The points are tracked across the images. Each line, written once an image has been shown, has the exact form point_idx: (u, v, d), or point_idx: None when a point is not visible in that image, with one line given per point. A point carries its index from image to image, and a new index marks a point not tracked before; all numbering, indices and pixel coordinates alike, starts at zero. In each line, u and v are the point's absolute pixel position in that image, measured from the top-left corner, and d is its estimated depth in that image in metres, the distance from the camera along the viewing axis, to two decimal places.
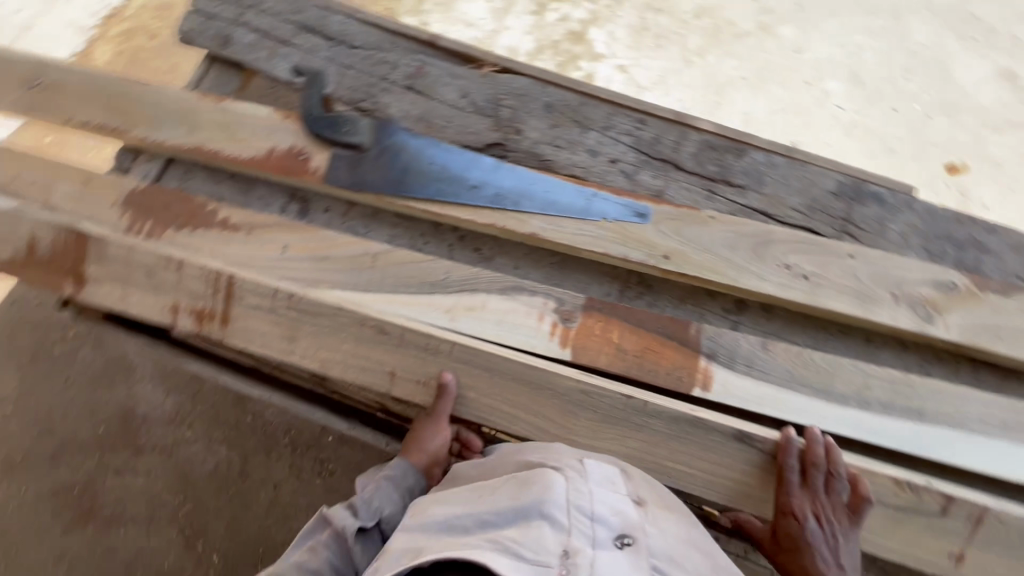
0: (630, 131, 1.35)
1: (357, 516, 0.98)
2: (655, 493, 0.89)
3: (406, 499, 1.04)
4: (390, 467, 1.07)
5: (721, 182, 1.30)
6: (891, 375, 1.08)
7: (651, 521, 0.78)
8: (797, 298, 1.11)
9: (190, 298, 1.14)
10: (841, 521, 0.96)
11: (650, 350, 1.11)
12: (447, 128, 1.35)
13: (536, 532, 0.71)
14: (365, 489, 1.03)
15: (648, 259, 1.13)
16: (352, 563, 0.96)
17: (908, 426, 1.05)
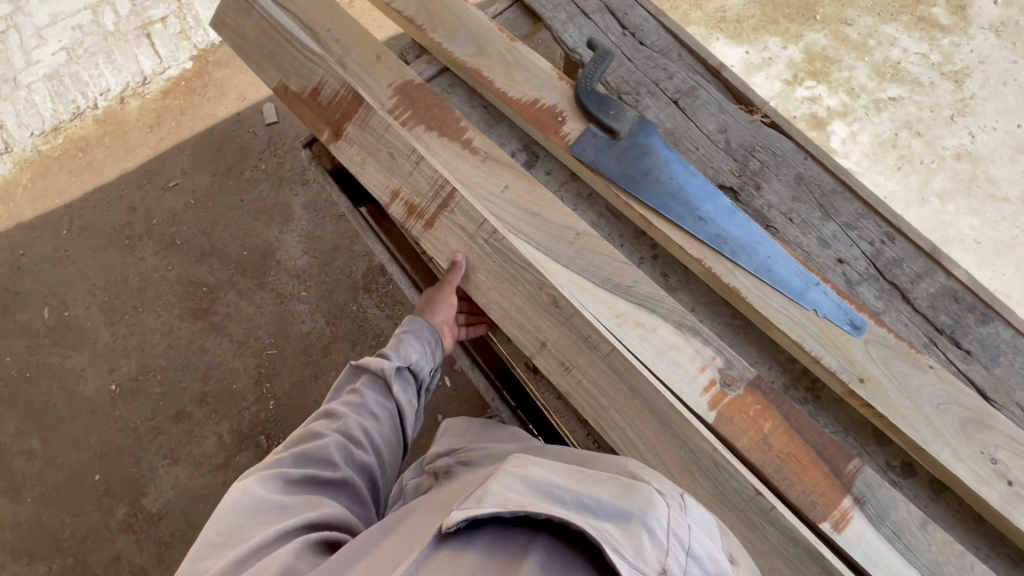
0: (872, 240, 1.25)
1: (389, 358, 1.16)
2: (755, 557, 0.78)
3: (425, 347, 1.23)
4: (408, 323, 1.25)
5: (946, 337, 1.17)
6: None
7: None
8: (989, 500, 0.97)
9: (410, 190, 1.21)
10: None
11: (796, 459, 1.03)
12: (692, 154, 1.33)
13: (637, 540, 0.62)
14: (395, 342, 1.22)
15: (842, 373, 1.04)
16: (390, 395, 1.14)
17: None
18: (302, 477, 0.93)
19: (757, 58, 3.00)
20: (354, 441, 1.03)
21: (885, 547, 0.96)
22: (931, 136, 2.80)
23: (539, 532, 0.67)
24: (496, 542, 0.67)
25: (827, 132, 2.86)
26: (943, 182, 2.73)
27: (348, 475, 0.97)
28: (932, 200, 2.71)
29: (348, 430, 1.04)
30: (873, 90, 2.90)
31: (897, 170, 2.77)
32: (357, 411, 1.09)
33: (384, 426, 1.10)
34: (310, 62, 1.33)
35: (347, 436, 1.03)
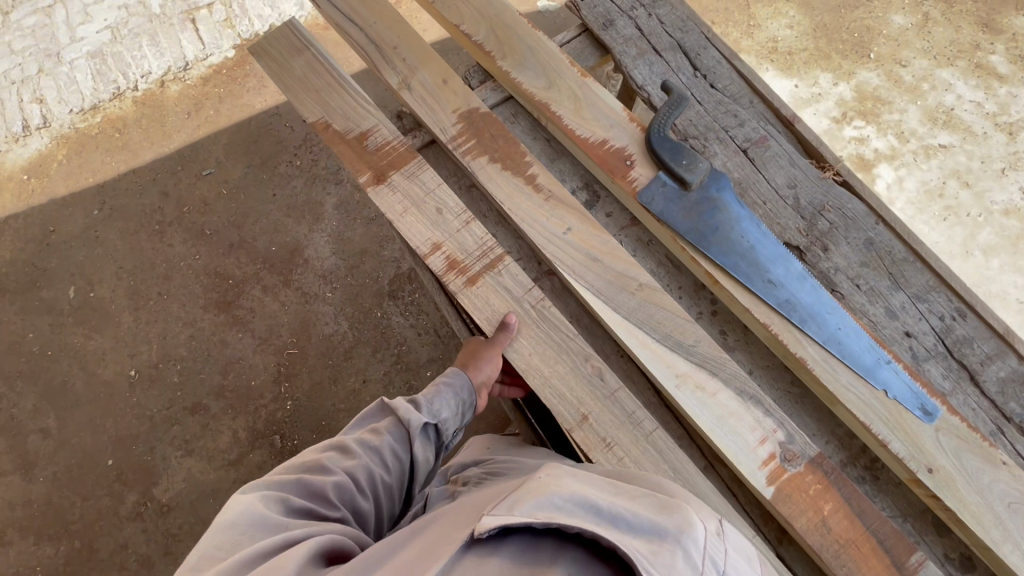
0: (943, 315, 1.21)
1: (419, 411, 1.06)
2: None
3: (459, 407, 1.12)
4: (450, 375, 1.15)
5: (1017, 426, 1.12)
6: None
7: None
8: None
9: (456, 246, 1.24)
10: None
11: (858, 545, 0.99)
12: (759, 207, 1.29)
13: (674, 557, 0.61)
14: (429, 392, 1.11)
15: (910, 460, 1.00)
16: (409, 448, 1.03)
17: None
18: (301, 508, 0.86)
19: (806, 92, 2.94)
20: (359, 488, 0.94)
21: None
22: (981, 187, 2.73)
23: (567, 543, 0.64)
24: (523, 552, 0.64)
25: (872, 175, 2.80)
26: (989, 236, 2.66)
27: (346, 518, 0.90)
28: (976, 254, 2.64)
29: (355, 475, 0.95)
30: (924, 135, 2.83)
31: (942, 220, 2.70)
32: (369, 457, 0.99)
33: (393, 478, 1.00)
34: (358, 109, 1.37)
35: (353, 482, 0.95)
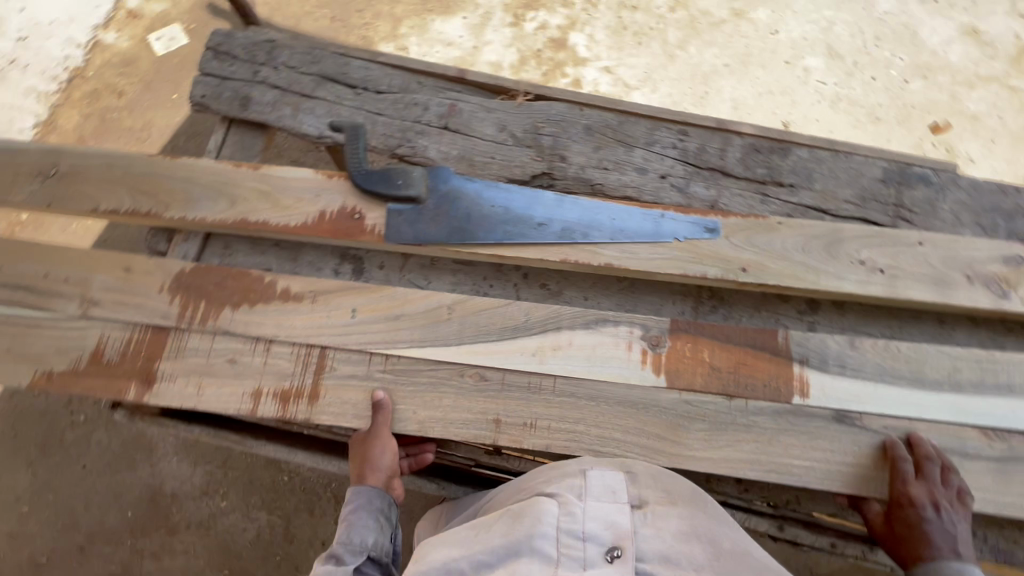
0: (675, 143, 1.34)
1: (343, 564, 0.97)
2: (658, 490, 0.80)
3: (379, 519, 1.05)
4: (350, 500, 1.06)
5: (771, 184, 1.31)
6: (977, 352, 1.10)
7: (649, 526, 0.72)
8: (877, 292, 1.13)
9: (276, 378, 1.10)
10: (958, 509, 0.98)
11: (747, 364, 1.10)
12: (491, 164, 1.31)
13: (523, 567, 0.67)
14: (342, 532, 1.02)
15: (725, 274, 1.13)
16: None
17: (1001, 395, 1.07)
18: None
19: (475, 18, 3.05)
20: None
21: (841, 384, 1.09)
22: (644, 3, 3.07)
23: None
24: None
25: (569, 46, 3.01)
26: (675, 34, 3.01)
27: None
28: (678, 54, 2.98)
29: None
30: None
31: (639, 46, 3.01)
32: None
33: None
34: (70, 332, 1.12)
35: None
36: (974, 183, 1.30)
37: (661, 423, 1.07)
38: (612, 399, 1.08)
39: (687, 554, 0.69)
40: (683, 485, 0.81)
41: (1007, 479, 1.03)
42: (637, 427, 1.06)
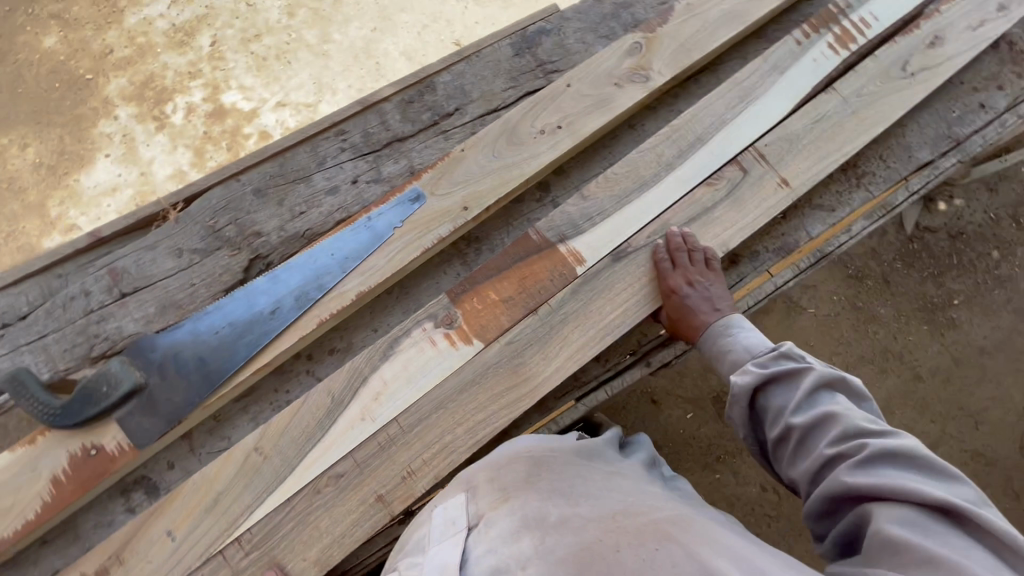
0: (341, 146, 1.30)
1: None
2: (494, 491, 0.87)
3: None
4: None
5: (442, 120, 1.33)
6: (664, 133, 1.25)
7: (480, 540, 0.78)
8: (569, 144, 1.21)
9: None
10: (708, 277, 1.11)
11: (526, 274, 1.15)
12: (196, 292, 1.18)
13: None
14: None
15: (455, 223, 1.14)
16: None
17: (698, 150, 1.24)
18: None
19: (120, 149, 2.71)
20: None
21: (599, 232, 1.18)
22: (262, 25, 2.91)
23: None
24: None
25: (230, 109, 2.82)
26: (313, 32, 2.93)
27: None
28: (327, 51, 2.93)
29: None
30: (198, 56, 2.85)
31: (290, 65, 2.89)
32: None
33: None
34: None
35: None
36: (577, 8, 1.43)
37: (502, 377, 1.09)
38: (454, 394, 1.07)
39: (512, 553, 0.72)
40: (518, 468, 0.90)
41: (743, 203, 1.20)
42: (489, 397, 1.08)
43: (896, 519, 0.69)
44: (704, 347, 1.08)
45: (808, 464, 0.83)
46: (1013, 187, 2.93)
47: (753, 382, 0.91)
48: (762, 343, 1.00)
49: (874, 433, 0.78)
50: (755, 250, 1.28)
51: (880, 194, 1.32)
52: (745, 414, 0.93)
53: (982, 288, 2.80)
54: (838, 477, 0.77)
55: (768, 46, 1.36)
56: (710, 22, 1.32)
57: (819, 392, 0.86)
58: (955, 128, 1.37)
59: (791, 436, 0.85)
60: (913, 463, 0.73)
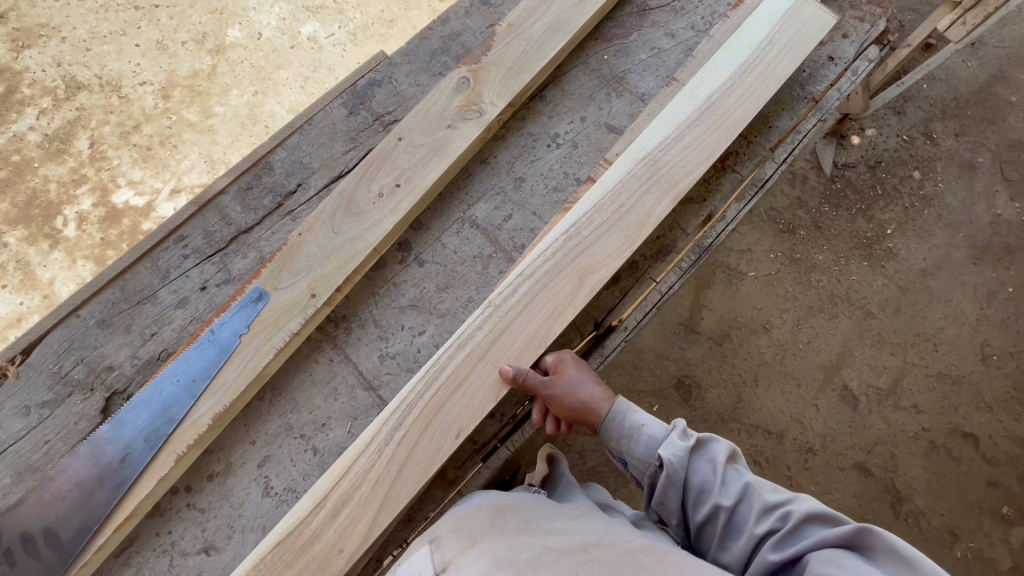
0: (183, 254, 1.22)
1: None
2: (457, 535, 0.85)
3: None
4: None
5: (285, 200, 1.26)
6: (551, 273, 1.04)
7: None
8: (411, 203, 1.13)
9: None
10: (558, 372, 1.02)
11: (411, 424, 0.96)
12: (52, 450, 1.09)
13: None
14: None
15: (306, 313, 1.06)
16: None
17: (560, 236, 1.07)
18: None
19: (15, 274, 2.58)
20: None
21: (448, 347, 1.01)
22: (140, 115, 2.80)
23: None
24: None
25: (124, 209, 2.72)
26: (193, 110, 2.83)
27: None
28: (212, 127, 2.84)
29: None
30: (79, 161, 2.74)
31: (177, 149, 2.80)
32: None
33: None
34: None
35: None
36: (405, 50, 1.36)
37: None
38: None
39: None
40: (480, 513, 0.89)
41: None
42: None
43: (815, 567, 0.66)
44: (611, 420, 0.95)
45: (741, 546, 0.77)
46: (919, 106, 2.96)
47: (680, 457, 0.85)
48: (654, 422, 0.93)
49: (786, 497, 0.76)
50: (633, 260, 1.22)
51: (748, 172, 1.27)
52: (675, 495, 0.85)
53: (915, 208, 2.81)
54: (766, 556, 0.72)
55: (667, 144, 1.12)
56: (536, 38, 1.26)
57: (729, 466, 0.84)
58: (809, 87, 1.33)
59: (717, 517, 0.80)
60: (826, 519, 0.72)
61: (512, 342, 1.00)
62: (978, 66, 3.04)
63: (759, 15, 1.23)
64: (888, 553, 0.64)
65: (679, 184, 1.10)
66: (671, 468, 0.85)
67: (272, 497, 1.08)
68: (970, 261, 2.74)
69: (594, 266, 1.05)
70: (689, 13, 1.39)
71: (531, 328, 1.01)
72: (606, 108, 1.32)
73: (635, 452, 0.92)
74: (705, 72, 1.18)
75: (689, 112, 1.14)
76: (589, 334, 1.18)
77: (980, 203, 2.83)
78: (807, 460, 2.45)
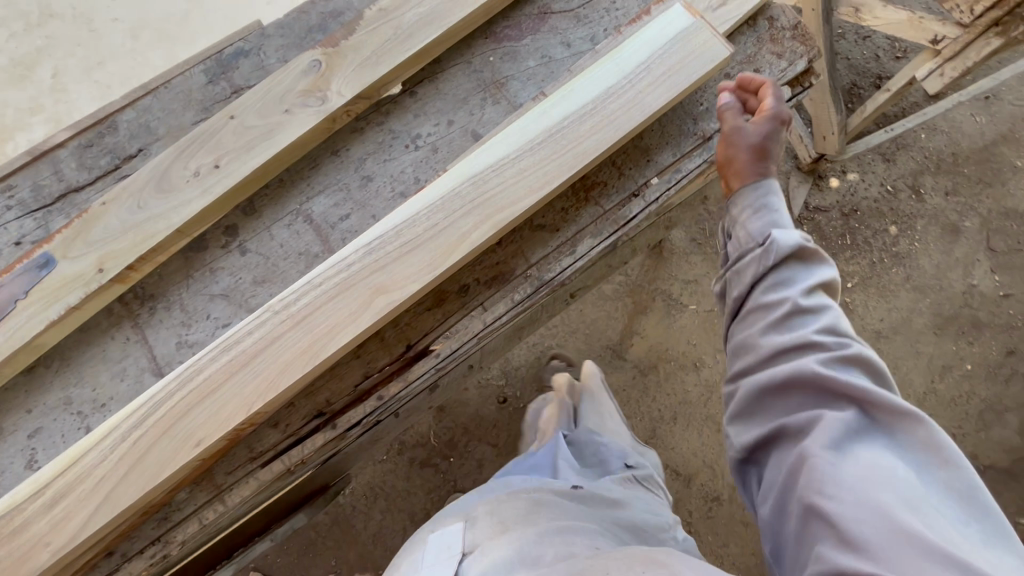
0: (8, 204, 1.17)
1: None
2: (492, 523, 1.03)
3: None
4: None
5: (124, 164, 1.20)
6: (339, 287, 0.97)
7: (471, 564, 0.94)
8: (225, 188, 1.06)
9: None
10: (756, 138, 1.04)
11: (152, 426, 0.91)
12: None
13: None
14: None
15: (87, 288, 1.01)
16: None
17: (364, 247, 0.99)
18: None
19: None
20: None
21: (211, 348, 0.94)
22: (106, 52, 2.76)
23: None
24: None
25: None
26: (158, 54, 2.79)
27: None
28: None
29: None
30: (39, 90, 2.71)
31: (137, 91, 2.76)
32: None
33: None
34: None
35: None
36: (281, 21, 1.27)
37: None
38: None
39: None
40: (515, 506, 1.08)
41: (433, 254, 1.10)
42: None
43: (843, 422, 0.72)
44: (751, 185, 0.97)
45: (782, 338, 0.81)
46: (912, 156, 2.76)
47: (791, 245, 0.86)
48: (788, 219, 0.93)
49: (854, 341, 0.79)
50: (464, 283, 1.13)
51: (611, 206, 1.17)
52: (757, 270, 0.88)
53: (883, 265, 2.64)
54: (809, 360, 0.77)
55: (506, 163, 1.02)
56: (404, 28, 1.16)
57: (820, 280, 0.86)
58: (702, 122, 1.21)
59: (780, 307, 0.83)
60: (870, 377, 0.77)
61: (279, 356, 0.94)
62: (987, 122, 2.82)
63: (643, 37, 1.11)
64: (922, 442, 0.69)
65: (506, 209, 1.00)
66: (774, 245, 0.87)
67: (35, 470, 1.04)
68: (931, 330, 2.57)
69: (390, 286, 0.97)
70: (591, 23, 1.27)
71: (302, 345, 0.94)
72: (477, 115, 1.22)
73: (750, 225, 0.93)
74: (566, 93, 1.08)
75: (537, 133, 1.04)
76: (398, 354, 1.10)
77: (956, 270, 2.65)
78: (711, 509, 2.35)
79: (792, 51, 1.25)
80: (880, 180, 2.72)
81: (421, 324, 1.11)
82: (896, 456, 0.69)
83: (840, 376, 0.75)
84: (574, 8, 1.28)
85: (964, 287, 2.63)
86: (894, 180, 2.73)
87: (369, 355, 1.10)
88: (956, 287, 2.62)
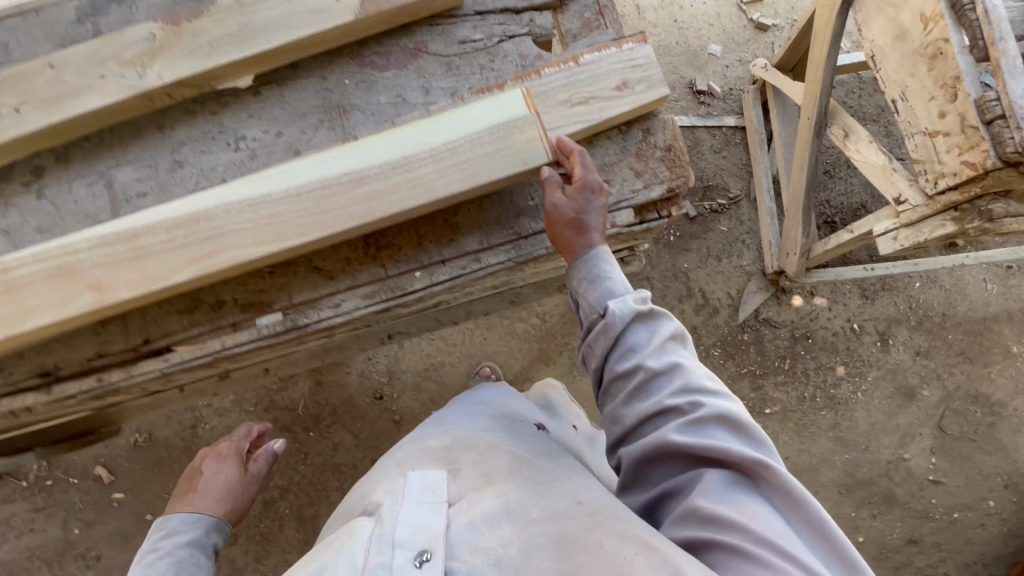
0: None
1: None
2: (479, 471, 0.91)
3: None
4: None
5: None
6: (57, 269, 0.97)
7: (461, 512, 0.81)
8: (19, 134, 1.07)
9: None
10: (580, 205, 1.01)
11: None
12: None
13: None
14: None
15: None
16: None
17: (96, 239, 0.97)
18: None
19: None
20: None
21: None
22: None
23: None
24: None
25: None
26: None
27: None
28: None
29: None
30: None
31: None
32: None
33: None
34: None
35: None
36: None
37: None
38: None
39: (496, 539, 0.76)
40: (498, 456, 0.96)
41: None
42: None
43: (711, 491, 0.78)
44: (584, 261, 1.00)
45: (645, 406, 0.89)
46: (896, 301, 2.49)
47: (626, 313, 0.94)
48: (625, 284, 0.99)
49: (705, 391, 0.86)
50: (222, 299, 1.11)
51: (394, 273, 1.11)
52: (605, 344, 0.95)
53: (814, 403, 2.44)
54: (668, 434, 0.84)
55: (262, 205, 0.98)
56: (251, 28, 1.11)
57: (671, 341, 0.93)
58: (525, 218, 1.12)
59: (635, 375, 0.91)
60: (736, 428, 0.83)
61: None
62: (996, 293, 2.51)
63: (464, 114, 1.02)
64: (777, 486, 0.77)
65: (246, 249, 0.97)
66: (612, 318, 0.95)
67: None
68: (834, 486, 2.38)
69: (106, 286, 0.96)
70: (459, 76, 1.18)
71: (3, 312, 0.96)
72: (306, 135, 1.17)
73: (590, 296, 0.99)
74: (360, 145, 1.01)
75: (309, 181, 0.99)
76: (132, 345, 1.10)
77: (890, 435, 2.42)
78: None
79: (652, 173, 1.13)
80: (847, 315, 2.48)
81: (165, 325, 1.10)
82: (764, 509, 0.75)
83: (699, 439, 0.82)
84: (450, 54, 1.19)
85: (890, 455, 2.40)
86: (864, 320, 2.48)
87: (105, 335, 1.10)
88: (882, 453, 2.40)
